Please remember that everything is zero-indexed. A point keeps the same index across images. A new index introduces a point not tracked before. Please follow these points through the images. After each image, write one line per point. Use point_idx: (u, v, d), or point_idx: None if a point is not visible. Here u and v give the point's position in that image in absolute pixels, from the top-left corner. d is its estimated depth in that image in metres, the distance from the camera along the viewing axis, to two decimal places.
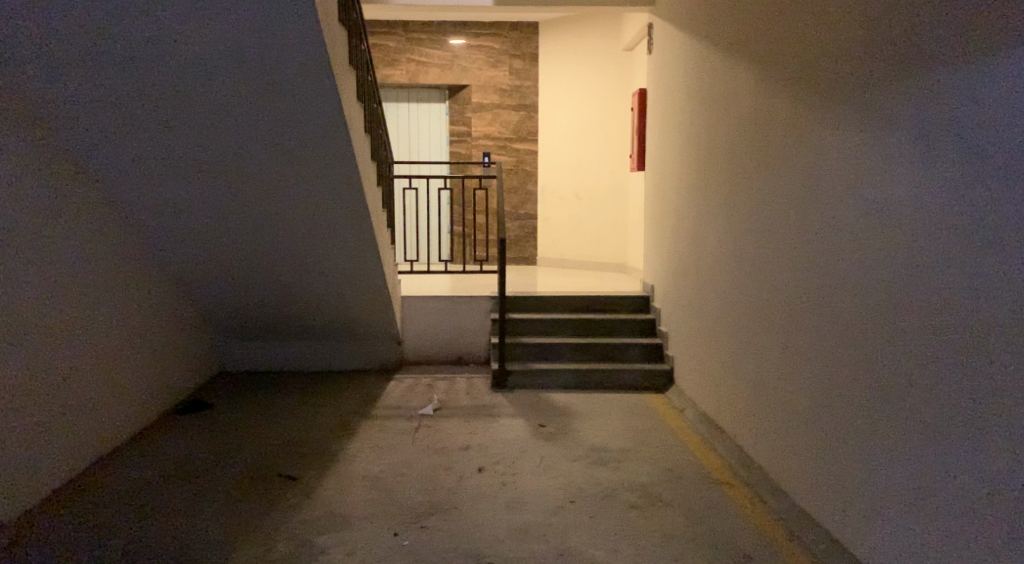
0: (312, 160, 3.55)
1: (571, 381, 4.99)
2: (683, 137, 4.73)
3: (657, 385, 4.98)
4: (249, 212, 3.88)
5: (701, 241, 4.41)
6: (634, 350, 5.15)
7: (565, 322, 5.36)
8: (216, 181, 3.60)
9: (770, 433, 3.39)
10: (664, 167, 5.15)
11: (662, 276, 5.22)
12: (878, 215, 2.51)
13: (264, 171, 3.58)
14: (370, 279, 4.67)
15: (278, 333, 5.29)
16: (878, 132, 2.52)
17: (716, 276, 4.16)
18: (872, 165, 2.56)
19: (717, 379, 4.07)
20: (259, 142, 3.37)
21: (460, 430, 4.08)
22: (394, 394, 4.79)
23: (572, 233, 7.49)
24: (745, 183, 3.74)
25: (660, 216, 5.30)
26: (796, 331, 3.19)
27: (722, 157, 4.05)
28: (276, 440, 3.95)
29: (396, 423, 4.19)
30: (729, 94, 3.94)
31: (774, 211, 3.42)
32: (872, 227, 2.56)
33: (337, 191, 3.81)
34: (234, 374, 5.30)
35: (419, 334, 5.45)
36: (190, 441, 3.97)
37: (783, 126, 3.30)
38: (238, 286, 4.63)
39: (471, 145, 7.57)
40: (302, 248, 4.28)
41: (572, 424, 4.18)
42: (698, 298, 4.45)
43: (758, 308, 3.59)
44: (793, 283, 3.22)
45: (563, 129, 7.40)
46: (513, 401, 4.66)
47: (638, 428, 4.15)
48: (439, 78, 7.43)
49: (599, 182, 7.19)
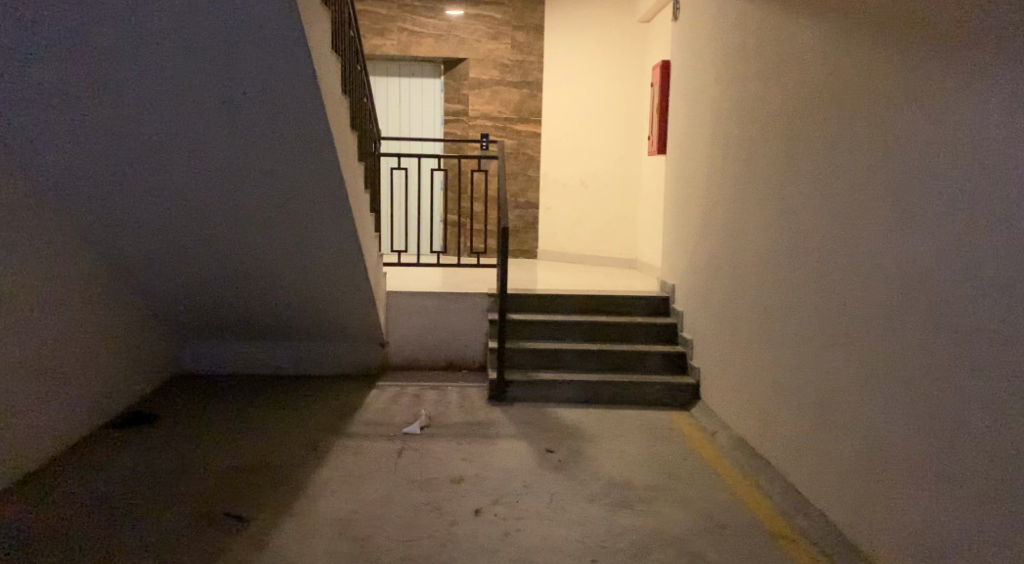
0: (273, 127, 2.83)
1: (581, 395, 4.32)
2: (720, 111, 4.04)
3: (680, 401, 4.32)
4: (202, 192, 3.16)
5: (737, 234, 3.76)
6: (653, 359, 4.50)
7: (573, 325, 4.69)
8: (156, 152, 2.87)
9: (837, 473, 2.73)
10: (692, 149, 4.48)
11: (686, 273, 4.56)
12: (1006, 203, 1.85)
13: (218, 140, 2.85)
14: (348, 272, 3.97)
15: (242, 331, 4.58)
16: (1005, 90, 1.85)
17: (759, 276, 3.48)
18: (993, 134, 1.90)
19: (761, 400, 3.41)
20: (209, 101, 2.64)
21: (452, 456, 3.40)
22: (375, 407, 4.10)
23: (577, 225, 6.82)
24: (803, 164, 3.06)
25: (683, 207, 4.64)
26: (873, 348, 2.51)
27: (772, 132, 3.37)
28: (230, 465, 3.25)
29: (376, 445, 3.51)
30: (783, 56, 3.26)
31: (839, 197, 2.75)
32: (993, 219, 1.90)
33: (307, 166, 3.09)
34: (191, 378, 4.59)
35: (405, 337, 4.77)
36: (127, 461, 3.28)
37: (860, 88, 2.61)
38: (192, 280, 3.93)
39: (467, 125, 6.83)
40: (266, 235, 3.57)
41: (584, 450, 3.51)
42: (732, 302, 3.80)
43: (819, 317, 2.91)
44: (868, 289, 2.55)
45: (569, 108, 6.72)
46: (513, 417, 3.98)
47: (665, 457, 3.48)
48: (433, 50, 6.68)
49: (609, 169, 6.54)
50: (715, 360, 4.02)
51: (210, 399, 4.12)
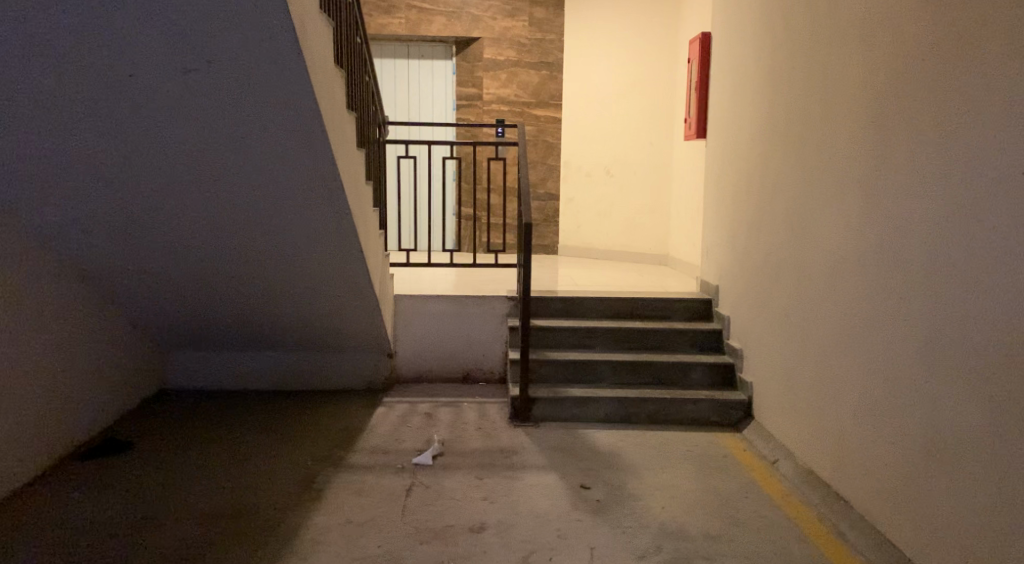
0: (250, 104, 2.30)
1: (617, 414, 3.78)
2: (778, 86, 3.48)
3: (729, 420, 3.78)
4: (172, 186, 2.64)
5: (802, 229, 3.21)
6: (697, 372, 3.96)
7: (604, 333, 4.16)
8: (111, 136, 2.35)
9: (952, 534, 2.19)
10: (741, 132, 3.93)
11: (734, 274, 4.00)
12: None
13: (187, 123, 2.34)
14: (349, 276, 3.46)
15: (234, 342, 4.09)
16: None
17: (833, 280, 2.94)
18: None
19: (840, 429, 2.86)
20: (166, 69, 2.12)
21: (471, 496, 2.88)
22: (381, 429, 3.60)
23: (602, 218, 6.27)
24: (896, 147, 2.51)
25: (730, 198, 4.10)
26: (1012, 380, 1.95)
27: (853, 108, 2.79)
28: (210, 509, 2.75)
29: (382, 481, 3.00)
30: (872, 14, 2.68)
31: (955, 186, 2.20)
32: None
33: (293, 152, 2.56)
34: (178, 394, 4.11)
35: (414, 347, 4.26)
36: (94, 502, 2.79)
37: (992, 43, 2.03)
38: (173, 288, 3.44)
39: (481, 111, 6.28)
40: (253, 237, 3.06)
41: (627, 487, 2.99)
42: (796, 310, 3.26)
43: (925, 335, 2.35)
44: (1003, 303, 1.99)
45: (593, 91, 6.15)
46: (540, 442, 3.47)
47: (724, 499, 2.95)
48: (445, 29, 6.11)
49: (638, 156, 5.99)
50: (774, 376, 3.48)
51: (199, 421, 3.64)
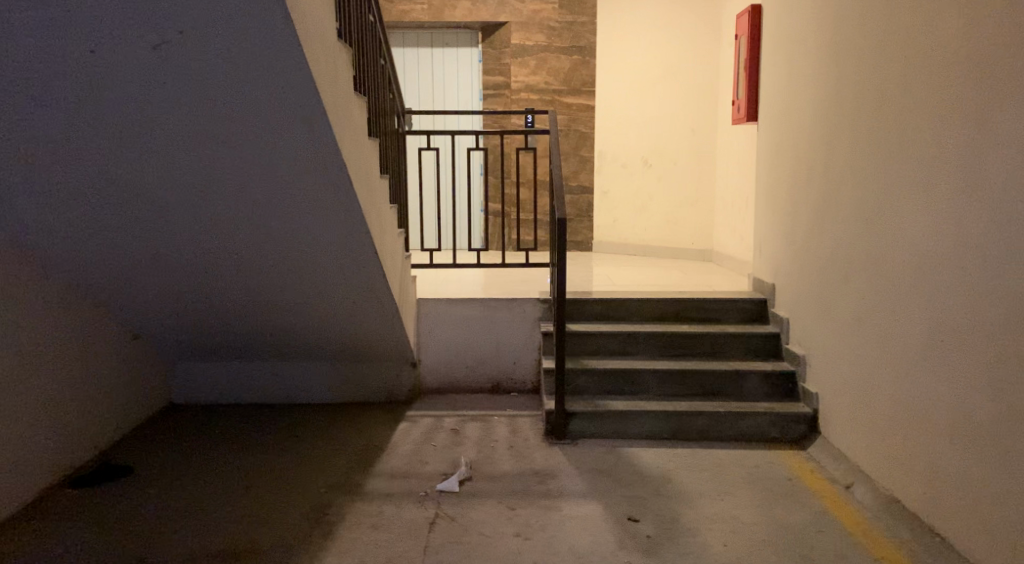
0: (238, 86, 1.97)
1: (665, 430, 3.40)
2: (842, 59, 3.06)
3: (790, 435, 3.37)
4: (155, 184, 2.33)
5: (875, 221, 2.79)
6: (752, 381, 3.55)
7: (648, 338, 3.77)
8: (81, 124, 2.03)
9: None
10: (799, 113, 3.50)
11: (793, 271, 3.58)
12: None
13: (164, 108, 2.01)
14: (365, 280, 3.12)
15: (245, 352, 3.80)
16: None
17: (916, 281, 2.52)
18: None
19: (928, 453, 2.44)
20: (130, 40, 1.77)
21: (502, 530, 2.53)
22: (402, 448, 3.27)
23: (639, 212, 5.86)
24: (995, 123, 2.08)
25: (785, 187, 3.68)
26: None
27: (939, 78, 2.36)
28: (208, 546, 2.43)
29: (401, 512, 2.67)
30: None
31: None
32: None
33: (291, 142, 2.23)
34: (186, 409, 3.83)
35: (438, 355, 3.92)
36: (81, 536, 2.50)
37: None
38: (173, 297, 3.14)
39: (509, 100, 5.91)
40: (253, 239, 2.75)
41: (680, 520, 2.61)
42: (871, 313, 2.84)
43: None
44: None
45: (628, 76, 5.74)
46: (579, 463, 3.10)
47: (793, 533, 2.55)
48: (469, 14, 5.74)
49: (678, 144, 5.57)
50: (845, 388, 3.06)
51: (206, 441, 3.36)
